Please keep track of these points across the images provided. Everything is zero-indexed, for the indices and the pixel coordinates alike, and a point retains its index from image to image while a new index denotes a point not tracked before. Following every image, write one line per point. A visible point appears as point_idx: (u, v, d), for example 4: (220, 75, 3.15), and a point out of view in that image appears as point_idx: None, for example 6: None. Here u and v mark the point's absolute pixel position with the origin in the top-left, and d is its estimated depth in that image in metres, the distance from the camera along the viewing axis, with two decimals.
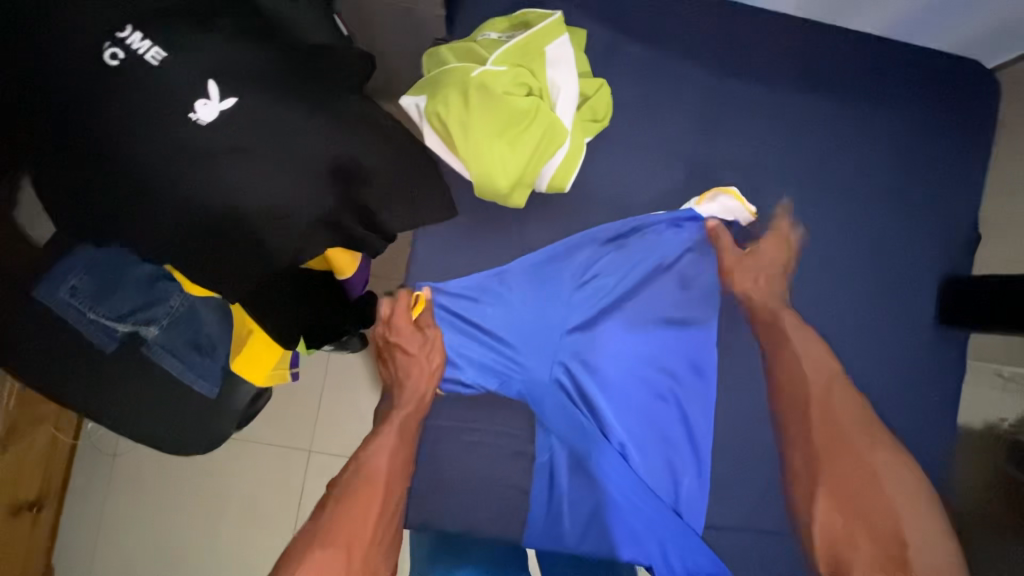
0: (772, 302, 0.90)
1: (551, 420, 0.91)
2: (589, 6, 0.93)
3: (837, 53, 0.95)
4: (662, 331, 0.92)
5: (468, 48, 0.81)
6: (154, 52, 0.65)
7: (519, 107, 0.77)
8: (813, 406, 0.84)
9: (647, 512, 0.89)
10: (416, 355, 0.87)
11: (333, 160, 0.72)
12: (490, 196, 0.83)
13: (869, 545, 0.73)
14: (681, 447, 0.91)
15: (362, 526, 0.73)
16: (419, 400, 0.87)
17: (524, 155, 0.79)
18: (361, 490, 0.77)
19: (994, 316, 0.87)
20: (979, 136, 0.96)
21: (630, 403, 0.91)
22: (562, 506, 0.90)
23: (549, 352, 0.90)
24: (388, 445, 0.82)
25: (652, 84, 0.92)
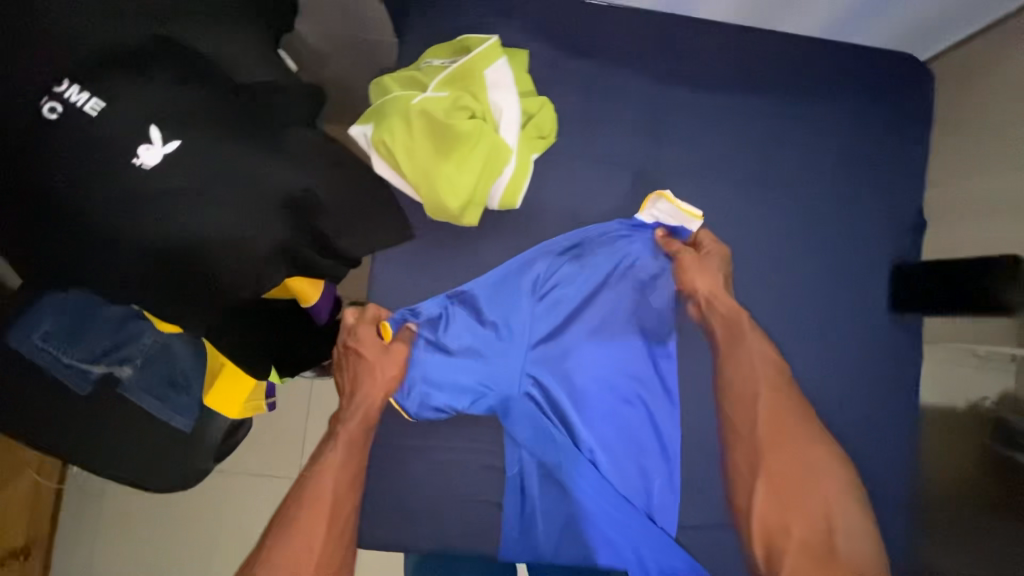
0: (729, 306, 0.92)
1: (522, 435, 0.91)
2: (527, 26, 0.95)
3: (772, 55, 0.98)
4: (629, 339, 0.93)
5: (410, 76, 0.83)
6: (92, 103, 0.67)
7: (462, 130, 0.79)
8: (760, 401, 0.87)
9: (621, 519, 0.89)
10: (373, 373, 0.87)
11: (284, 192, 0.73)
12: (443, 216, 0.85)
13: (801, 530, 0.79)
14: (650, 453, 0.92)
15: (307, 551, 0.78)
16: (367, 412, 0.87)
17: (472, 176, 0.81)
18: (306, 515, 0.80)
19: (944, 298, 0.90)
20: (915, 127, 0.99)
21: (597, 411, 0.92)
22: (535, 519, 0.90)
23: (517, 366, 0.90)
24: (334, 464, 0.84)
25: (595, 98, 0.95)
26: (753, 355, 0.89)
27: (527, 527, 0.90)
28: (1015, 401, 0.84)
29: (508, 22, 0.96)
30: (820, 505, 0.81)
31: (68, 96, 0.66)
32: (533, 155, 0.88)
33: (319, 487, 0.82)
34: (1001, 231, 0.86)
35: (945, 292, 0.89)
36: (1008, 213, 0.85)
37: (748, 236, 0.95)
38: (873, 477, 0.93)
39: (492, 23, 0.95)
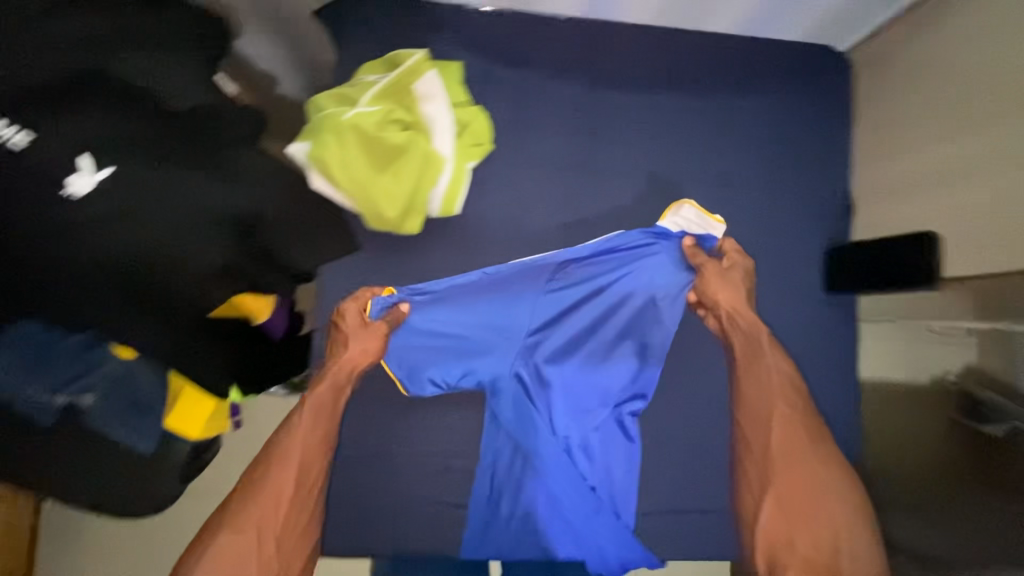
0: (749, 321, 0.92)
1: (507, 412, 0.94)
2: (461, 40, 0.98)
3: (697, 55, 1.02)
4: (615, 339, 0.93)
5: (343, 93, 0.85)
6: (18, 136, 0.59)
7: (393, 142, 0.82)
8: (775, 421, 0.86)
9: (582, 507, 0.93)
10: (352, 346, 0.90)
11: (231, 214, 0.69)
12: (382, 225, 0.88)
13: (806, 544, 0.78)
14: (615, 445, 0.94)
15: (275, 508, 0.79)
16: (337, 380, 0.90)
17: (408, 185, 0.84)
18: (277, 473, 0.81)
19: (879, 278, 0.91)
20: (838, 116, 1.05)
21: (580, 402, 0.92)
22: (501, 502, 0.96)
23: (507, 351, 0.91)
24: (307, 426, 0.85)
25: (531, 105, 0.99)
26: (773, 372, 0.88)
27: (487, 511, 0.97)
28: (976, 374, 0.80)
29: (442, 37, 0.98)
30: (829, 525, 0.79)
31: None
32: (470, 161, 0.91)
33: (291, 448, 0.83)
34: (925, 210, 0.89)
35: (874, 274, 0.93)
36: (928, 192, 0.88)
37: None
38: None
39: (426, 38, 0.98)
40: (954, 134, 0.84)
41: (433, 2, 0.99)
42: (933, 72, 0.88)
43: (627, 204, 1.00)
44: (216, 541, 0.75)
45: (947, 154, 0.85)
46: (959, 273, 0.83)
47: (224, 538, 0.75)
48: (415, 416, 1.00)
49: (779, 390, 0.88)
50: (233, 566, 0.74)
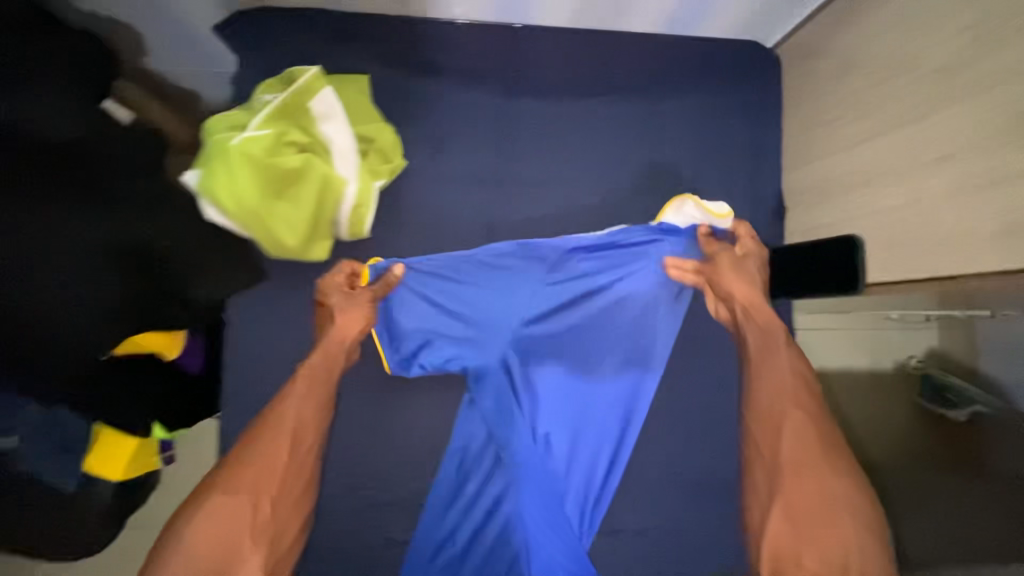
0: (763, 316, 0.87)
1: (482, 396, 0.93)
2: (366, 49, 0.93)
3: (616, 58, 0.99)
4: (595, 333, 0.89)
5: (233, 117, 0.80)
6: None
7: (287, 166, 0.77)
8: (787, 422, 0.79)
9: (543, 516, 0.89)
10: (341, 316, 0.88)
11: (147, 246, 0.69)
12: (286, 254, 0.83)
13: (814, 560, 0.71)
14: (582, 448, 0.90)
15: (270, 476, 0.76)
16: (333, 346, 0.88)
17: (308, 211, 0.80)
18: (270, 440, 0.79)
19: (792, 282, 0.90)
20: (766, 114, 1.01)
21: (567, 403, 0.89)
22: (461, 505, 0.92)
23: (499, 340, 0.88)
24: (298, 396, 0.83)
25: (443, 119, 0.94)
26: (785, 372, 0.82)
27: (441, 515, 0.93)
28: (939, 357, 0.92)
29: (346, 48, 0.93)
30: (841, 543, 0.71)
31: None
32: (376, 180, 0.87)
33: (285, 415, 0.81)
34: (846, 212, 0.86)
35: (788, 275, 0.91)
36: (846, 194, 0.85)
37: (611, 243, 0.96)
38: None
39: (325, 51, 0.93)
40: (869, 133, 0.81)
41: (334, 15, 0.94)
42: (849, 69, 0.85)
43: (551, 218, 0.96)
44: (211, 503, 0.72)
45: (865, 153, 0.81)
46: (880, 278, 0.80)
47: (218, 501, 0.72)
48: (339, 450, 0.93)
49: (794, 394, 0.81)
50: (228, 532, 0.71)
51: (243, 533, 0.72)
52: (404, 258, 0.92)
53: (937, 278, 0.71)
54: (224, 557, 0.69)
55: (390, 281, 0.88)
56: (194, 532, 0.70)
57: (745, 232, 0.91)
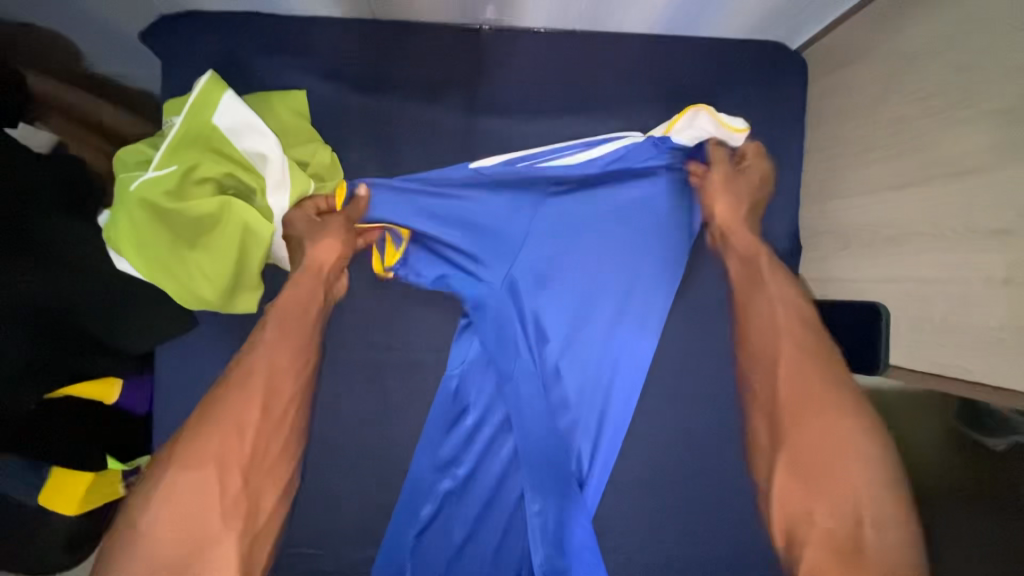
0: (747, 238, 0.78)
1: (479, 323, 0.81)
2: (308, 62, 0.82)
3: (603, 64, 0.84)
4: (602, 252, 0.78)
5: (138, 154, 0.71)
6: None
7: (202, 207, 0.69)
8: (781, 361, 0.67)
9: (550, 446, 0.78)
10: (313, 244, 0.73)
11: (49, 308, 0.71)
12: (214, 305, 0.76)
13: (827, 517, 0.58)
14: (585, 377, 0.79)
15: (238, 439, 0.62)
16: (316, 274, 0.74)
17: (228, 256, 0.71)
18: (238, 395, 0.64)
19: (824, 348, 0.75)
20: (783, 131, 0.85)
21: (574, 331, 0.79)
22: (458, 450, 0.81)
23: (507, 256, 0.78)
24: (268, 342, 0.69)
25: (398, 140, 0.82)
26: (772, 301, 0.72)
27: (441, 445, 0.81)
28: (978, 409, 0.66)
29: (286, 59, 0.82)
30: (848, 489, 0.58)
31: None
32: (311, 185, 0.74)
33: (254, 365, 0.67)
34: (869, 268, 0.71)
35: None
36: (870, 250, 0.70)
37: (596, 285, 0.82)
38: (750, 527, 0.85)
39: (264, 62, 0.82)
40: (900, 180, 0.66)
41: (274, 20, 0.82)
42: (883, 92, 0.69)
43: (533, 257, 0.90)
44: (169, 478, 0.58)
45: (899, 200, 0.66)
46: (906, 357, 0.66)
47: (175, 477, 0.58)
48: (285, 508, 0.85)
49: (790, 327, 0.69)
50: (192, 509, 0.57)
51: (209, 513, 0.58)
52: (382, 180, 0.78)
53: (971, 380, 0.57)
54: (190, 548, 0.56)
55: (361, 204, 0.76)
56: (150, 512, 0.56)
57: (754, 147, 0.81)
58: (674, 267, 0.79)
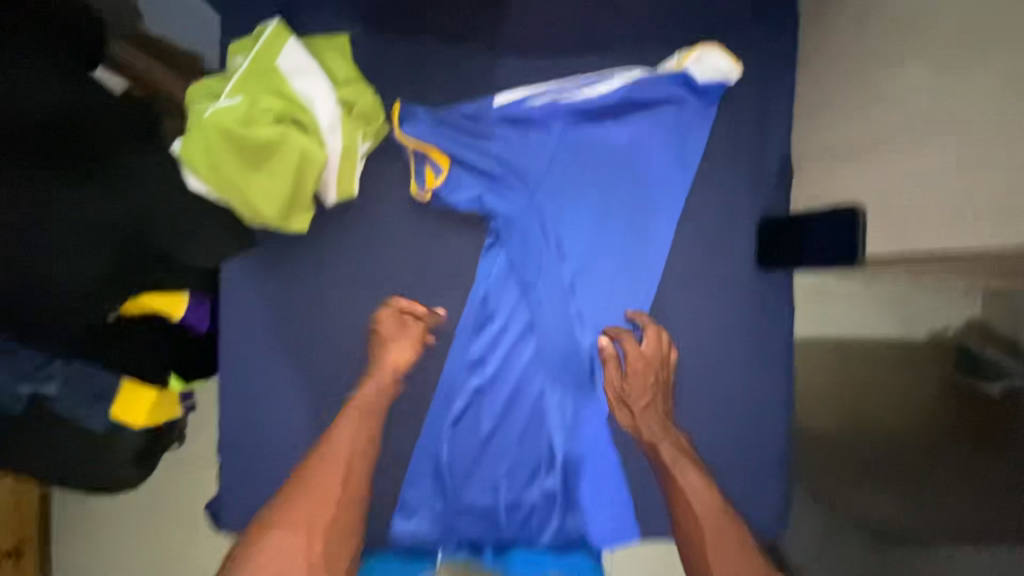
0: (653, 429, 0.88)
1: (506, 238, 0.91)
2: (344, 9, 0.91)
3: (613, 6, 0.92)
4: (614, 180, 0.91)
5: (210, 87, 0.81)
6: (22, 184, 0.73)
7: (264, 134, 0.78)
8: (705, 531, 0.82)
9: (563, 348, 0.92)
10: (391, 346, 0.88)
11: (128, 222, 0.80)
12: (269, 225, 0.85)
13: None
14: (598, 292, 0.93)
15: (323, 509, 0.79)
16: (389, 373, 0.88)
17: (286, 178, 0.80)
18: (323, 474, 0.81)
19: (811, 253, 0.83)
20: (778, 66, 0.93)
21: (590, 249, 0.92)
22: (486, 350, 0.92)
23: (531, 180, 0.90)
24: (348, 428, 0.84)
25: (428, 79, 0.91)
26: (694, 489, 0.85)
27: (474, 347, 0.92)
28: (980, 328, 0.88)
29: (327, 6, 0.91)
30: None
31: None
32: (359, 133, 0.85)
33: (336, 450, 0.83)
34: (854, 176, 0.79)
35: (800, 245, 0.85)
36: (855, 160, 0.79)
37: (607, 204, 0.91)
38: (745, 425, 0.96)
39: (307, 10, 0.91)
40: (881, 93, 0.74)
41: None
42: (866, 21, 0.77)
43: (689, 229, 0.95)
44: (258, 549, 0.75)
45: (880, 110, 0.74)
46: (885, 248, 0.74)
47: (277, 536, 0.76)
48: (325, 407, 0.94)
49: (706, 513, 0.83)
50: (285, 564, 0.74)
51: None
52: (425, 108, 0.90)
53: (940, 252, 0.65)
54: None
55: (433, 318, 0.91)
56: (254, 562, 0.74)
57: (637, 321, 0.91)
58: (672, 198, 0.92)
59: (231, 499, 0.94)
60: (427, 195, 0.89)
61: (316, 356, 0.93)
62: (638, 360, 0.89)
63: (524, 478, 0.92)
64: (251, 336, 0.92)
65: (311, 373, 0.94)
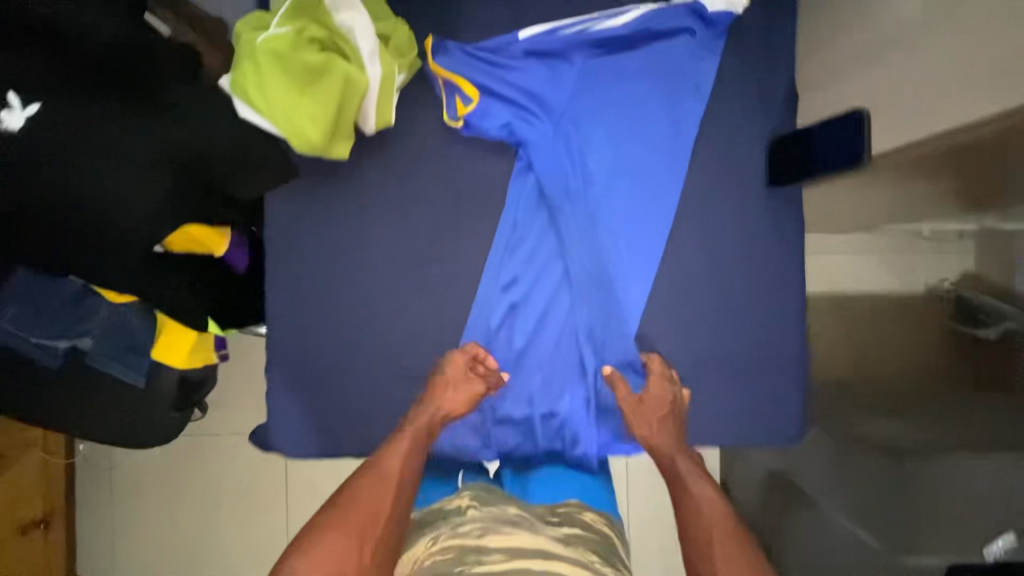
0: (668, 445, 0.92)
1: (538, 163, 0.96)
2: None
3: None
4: (632, 108, 0.98)
5: (259, 21, 0.88)
6: (79, 114, 0.80)
7: (311, 59, 0.83)
8: (716, 539, 0.78)
9: (590, 268, 0.99)
10: (450, 387, 0.93)
11: (171, 150, 0.84)
12: (312, 151, 0.90)
13: None
14: (620, 214, 0.99)
15: (372, 520, 0.76)
16: (445, 411, 0.92)
17: (329, 102, 0.85)
18: (369, 488, 0.80)
19: (819, 162, 0.90)
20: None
21: (612, 174, 0.98)
22: (519, 271, 0.98)
23: (558, 108, 0.96)
24: (404, 451, 0.85)
25: (457, 17, 0.98)
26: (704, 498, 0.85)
27: (508, 267, 0.98)
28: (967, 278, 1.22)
29: None
30: None
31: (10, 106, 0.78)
32: (396, 63, 0.91)
33: (388, 468, 0.83)
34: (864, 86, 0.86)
35: (808, 155, 0.92)
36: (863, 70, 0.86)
37: (627, 130, 0.98)
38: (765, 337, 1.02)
39: None
40: None
41: None
42: None
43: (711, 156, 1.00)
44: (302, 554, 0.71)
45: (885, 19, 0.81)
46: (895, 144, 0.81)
47: (324, 540, 0.72)
48: (366, 329, 0.97)
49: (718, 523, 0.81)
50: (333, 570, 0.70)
51: None
52: (456, 41, 0.95)
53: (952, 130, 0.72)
54: None
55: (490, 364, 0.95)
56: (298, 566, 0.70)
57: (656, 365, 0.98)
58: (683, 146, 0.99)
59: (276, 420, 0.97)
60: (459, 122, 0.95)
61: (357, 279, 0.97)
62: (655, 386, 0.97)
63: (556, 390, 1.00)
64: (297, 263, 0.97)
65: (351, 297, 0.97)
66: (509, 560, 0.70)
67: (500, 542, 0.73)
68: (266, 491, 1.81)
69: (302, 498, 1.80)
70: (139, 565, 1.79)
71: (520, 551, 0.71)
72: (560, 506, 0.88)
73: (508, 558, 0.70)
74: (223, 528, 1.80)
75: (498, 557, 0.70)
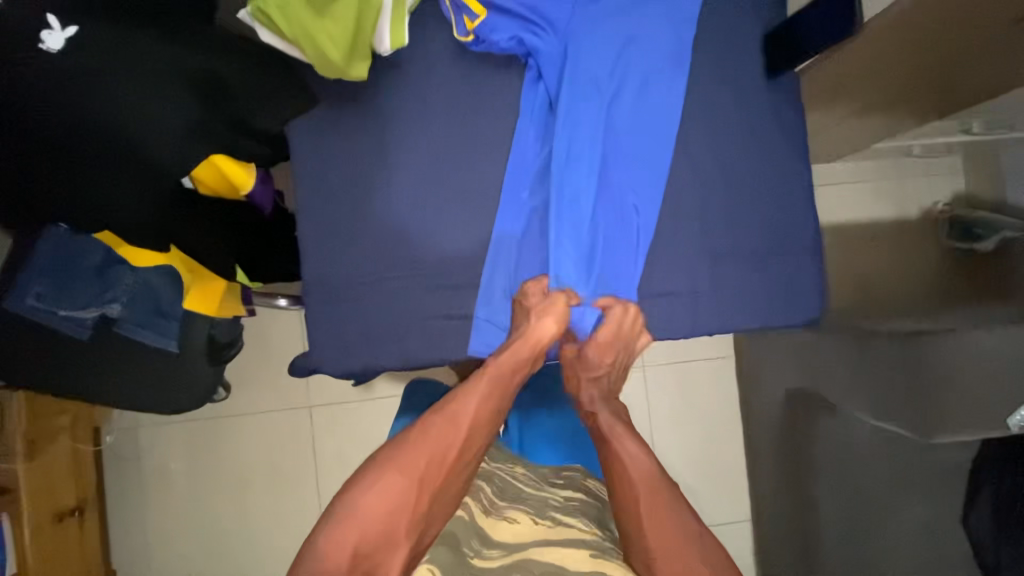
0: (591, 398, 1.00)
1: (545, 72, 1.02)
2: None
3: None
4: (631, 12, 1.02)
5: None
6: (110, 40, 0.83)
7: None
8: (642, 501, 0.82)
9: (603, 168, 1.02)
10: (539, 317, 0.95)
11: (198, 76, 0.89)
12: (332, 73, 0.94)
13: None
14: (628, 115, 1.03)
15: (438, 466, 0.79)
16: (533, 345, 0.93)
17: (347, 23, 0.90)
18: (440, 431, 0.82)
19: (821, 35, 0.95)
20: None
21: (618, 76, 1.02)
22: (535, 178, 1.03)
23: (561, 17, 1.00)
24: (479, 395, 0.86)
25: None
26: (630, 452, 0.87)
27: (524, 176, 1.02)
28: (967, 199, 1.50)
29: None
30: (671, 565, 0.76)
31: (55, 30, 0.81)
32: None
33: (461, 412, 0.84)
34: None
35: (804, 34, 0.97)
36: None
37: (630, 31, 1.02)
38: (782, 217, 1.05)
39: None
40: None
41: None
42: None
43: (721, 47, 1.04)
44: (366, 486, 0.76)
45: None
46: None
47: (387, 479, 0.76)
48: (395, 243, 1.00)
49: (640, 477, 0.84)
50: (392, 506, 0.74)
51: (401, 519, 0.74)
52: None
53: None
54: (371, 542, 0.72)
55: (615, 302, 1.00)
56: (360, 497, 0.75)
57: (619, 316, 0.98)
58: (682, 53, 1.03)
59: (318, 337, 1.01)
60: (469, 37, 0.99)
61: (383, 196, 1.01)
62: (604, 336, 0.99)
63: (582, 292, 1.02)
64: (325, 186, 1.02)
65: (377, 215, 1.01)
66: (509, 553, 0.83)
67: (501, 533, 0.86)
68: (292, 467, 1.80)
69: (329, 468, 1.80)
70: (172, 552, 1.78)
71: (520, 544, 0.84)
72: (564, 470, 1.07)
73: (508, 552, 0.83)
74: (251, 507, 1.79)
75: (499, 551, 0.83)
